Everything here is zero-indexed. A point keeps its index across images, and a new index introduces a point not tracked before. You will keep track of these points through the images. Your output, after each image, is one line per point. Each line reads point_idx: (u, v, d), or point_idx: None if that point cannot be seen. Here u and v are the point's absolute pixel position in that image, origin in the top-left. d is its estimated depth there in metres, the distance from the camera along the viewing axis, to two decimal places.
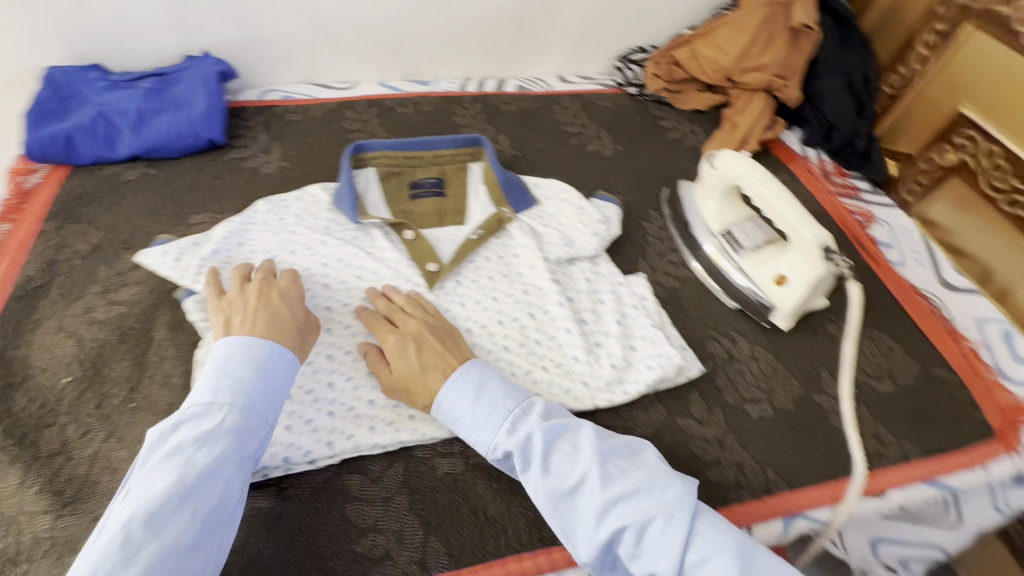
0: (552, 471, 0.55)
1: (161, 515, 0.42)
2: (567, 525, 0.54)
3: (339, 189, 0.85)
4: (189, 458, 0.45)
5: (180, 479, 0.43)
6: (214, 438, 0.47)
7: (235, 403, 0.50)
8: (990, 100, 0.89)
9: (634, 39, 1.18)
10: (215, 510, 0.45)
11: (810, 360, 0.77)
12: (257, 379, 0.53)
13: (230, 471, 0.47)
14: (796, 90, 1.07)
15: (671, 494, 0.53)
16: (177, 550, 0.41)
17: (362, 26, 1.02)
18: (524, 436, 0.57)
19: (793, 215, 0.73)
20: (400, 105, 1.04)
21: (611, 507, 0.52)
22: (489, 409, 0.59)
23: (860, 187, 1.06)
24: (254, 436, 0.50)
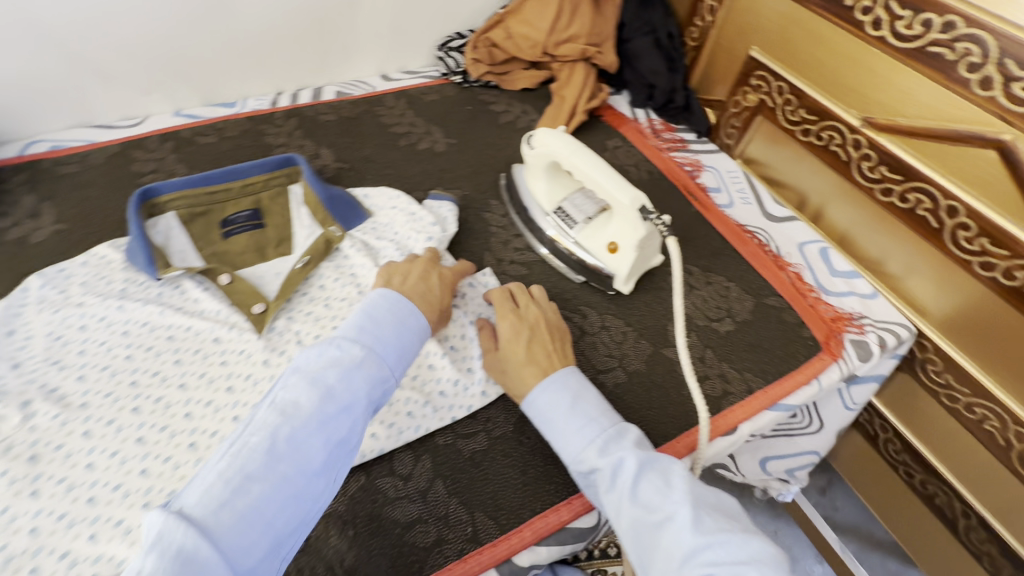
0: (641, 500, 0.52)
1: (307, 433, 0.45)
2: (645, 556, 0.51)
3: (130, 244, 0.75)
4: (331, 391, 0.48)
5: (321, 407, 0.47)
6: (351, 375, 0.50)
7: (377, 349, 0.54)
8: (771, 40, 0.95)
9: (450, 25, 1.15)
10: (344, 442, 0.48)
11: (656, 317, 0.79)
12: (393, 334, 0.57)
13: (359, 407, 0.50)
14: (612, 55, 1.10)
15: (763, 553, 0.47)
16: (305, 471, 0.45)
17: (133, 52, 0.89)
18: (617, 458, 0.55)
19: (608, 181, 0.74)
20: (200, 134, 0.93)
21: (699, 550, 0.47)
22: (580, 424, 0.59)
23: (686, 139, 1.11)
24: (385, 385, 0.53)
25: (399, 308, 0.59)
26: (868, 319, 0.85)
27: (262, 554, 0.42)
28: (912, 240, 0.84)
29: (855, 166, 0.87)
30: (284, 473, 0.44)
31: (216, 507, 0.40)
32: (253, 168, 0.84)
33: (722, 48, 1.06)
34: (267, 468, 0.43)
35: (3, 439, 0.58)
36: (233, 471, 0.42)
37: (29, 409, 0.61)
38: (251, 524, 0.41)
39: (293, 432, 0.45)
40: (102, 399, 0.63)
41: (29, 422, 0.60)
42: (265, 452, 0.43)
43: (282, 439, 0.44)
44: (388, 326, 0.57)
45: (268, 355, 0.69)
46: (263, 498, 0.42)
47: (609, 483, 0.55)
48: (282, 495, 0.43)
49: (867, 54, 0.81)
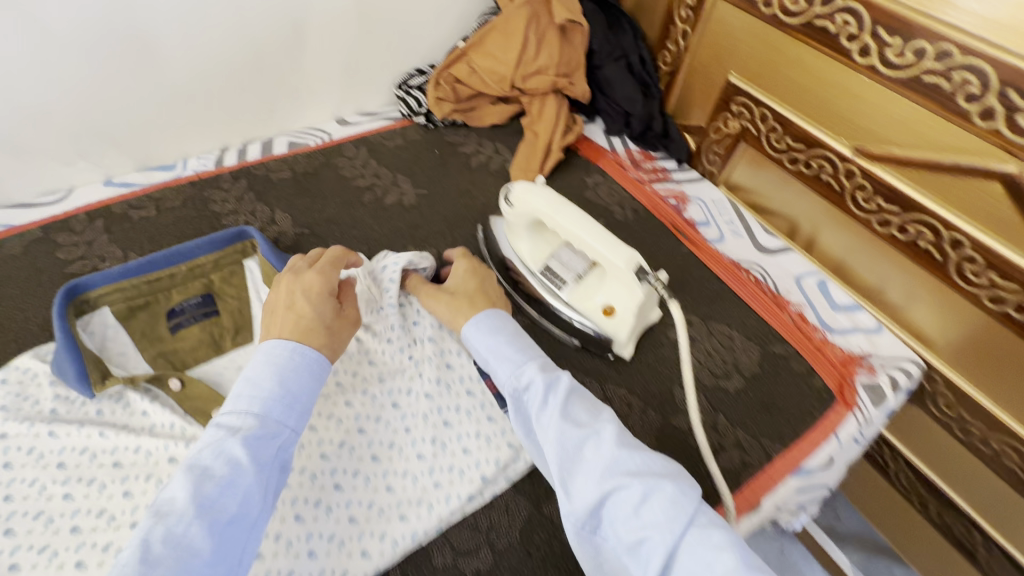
0: (571, 418, 0.55)
1: (184, 529, 0.42)
2: (568, 469, 0.53)
3: (56, 355, 0.64)
4: (207, 474, 0.45)
5: (195, 496, 0.44)
6: (228, 451, 0.47)
7: (263, 409, 0.51)
8: (750, 66, 0.89)
9: (408, 61, 1.06)
10: (233, 520, 0.44)
11: (659, 382, 0.74)
12: (278, 384, 0.53)
13: (247, 479, 0.46)
14: (583, 85, 1.03)
15: (673, 471, 0.51)
16: (191, 566, 0.41)
17: (46, 119, 0.78)
18: (553, 380, 0.58)
19: (598, 242, 0.68)
20: (136, 208, 0.83)
21: (622, 460, 0.51)
22: (518, 351, 0.61)
23: (668, 168, 1.06)
24: (279, 444, 0.50)
25: (278, 353, 0.54)
26: (876, 358, 0.81)
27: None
28: (910, 267, 0.80)
29: (849, 197, 0.83)
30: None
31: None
32: (201, 247, 0.73)
33: (698, 73, 0.99)
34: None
35: None
36: None
37: None
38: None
39: (167, 531, 0.42)
40: (38, 556, 0.53)
41: None
42: (133, 565, 0.39)
43: (156, 543, 0.41)
44: (277, 379, 0.53)
45: None
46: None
47: (541, 402, 0.56)
48: None
49: (858, 86, 0.76)
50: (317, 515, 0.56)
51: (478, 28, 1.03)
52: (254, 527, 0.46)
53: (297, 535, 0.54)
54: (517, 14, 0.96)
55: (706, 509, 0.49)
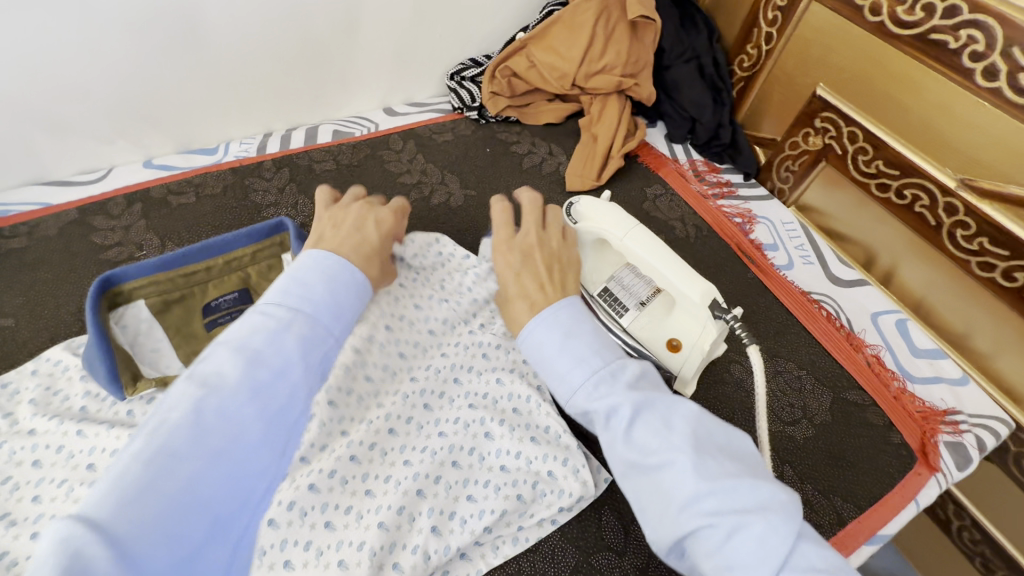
0: (637, 443, 0.46)
1: (237, 406, 0.42)
2: (641, 498, 0.46)
3: (87, 352, 0.60)
4: (258, 360, 0.44)
5: (249, 380, 0.43)
6: (281, 341, 0.46)
7: (312, 311, 0.49)
8: (844, 78, 0.81)
9: (464, 50, 1.00)
10: (282, 411, 0.44)
11: (721, 424, 0.67)
12: (327, 292, 0.51)
13: (297, 375, 0.46)
14: (650, 86, 0.95)
15: (776, 500, 0.41)
16: (242, 443, 0.41)
17: (88, 95, 0.74)
18: (610, 402, 0.48)
19: (671, 271, 0.61)
20: (175, 193, 0.79)
21: (701, 498, 0.41)
22: (571, 361, 0.52)
23: (732, 182, 0.98)
24: (324, 348, 0.49)
25: (331, 265, 0.53)
26: (962, 415, 0.72)
27: (204, 535, 0.38)
28: (1004, 313, 0.71)
29: (946, 233, 0.74)
30: (218, 446, 0.40)
31: (134, 492, 0.36)
32: (242, 237, 0.68)
33: (779, 79, 0.91)
34: (195, 443, 0.39)
35: None
36: (155, 450, 0.38)
37: None
38: (185, 505, 0.37)
39: (220, 406, 0.41)
40: None
41: None
42: (189, 426, 0.39)
43: (208, 412, 0.41)
44: (324, 285, 0.51)
45: None
46: (193, 478, 0.38)
47: (604, 424, 0.49)
48: (221, 469, 0.40)
49: (975, 111, 0.67)
50: (348, 522, 0.54)
51: (541, 19, 0.96)
52: (295, 424, 0.46)
53: (328, 543, 0.52)
54: (586, 6, 0.89)
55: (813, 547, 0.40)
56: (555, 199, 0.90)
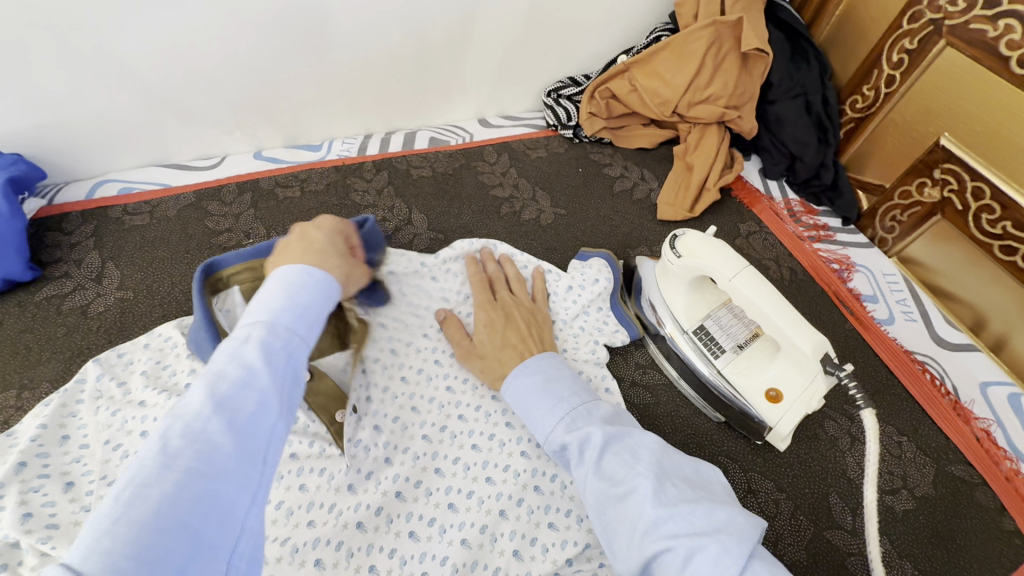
0: (605, 473, 0.48)
1: (203, 424, 0.30)
2: (610, 531, 0.46)
3: (193, 332, 0.62)
4: (219, 373, 0.32)
5: (210, 396, 0.31)
6: (241, 354, 0.34)
7: (273, 314, 0.37)
8: (974, 130, 0.76)
9: (565, 69, 0.99)
10: (255, 423, 0.32)
11: (814, 483, 0.64)
12: (287, 295, 0.38)
13: (270, 381, 0.34)
14: (752, 120, 0.93)
15: (733, 524, 0.43)
16: (212, 467, 0.29)
17: (214, 89, 0.78)
18: (583, 433, 0.51)
19: (783, 320, 0.58)
20: (281, 186, 0.82)
21: (660, 521, 0.43)
22: (551, 401, 0.55)
23: (830, 226, 0.94)
24: (294, 350, 0.36)
25: (297, 277, 0.40)
26: None
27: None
28: None
29: None
30: (186, 471, 0.28)
31: (105, 527, 0.25)
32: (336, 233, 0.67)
33: (894, 126, 0.87)
34: (163, 472, 0.28)
35: None
36: (110, 495, 0.27)
37: None
38: (155, 561, 0.25)
39: (183, 428, 0.30)
40: None
41: None
42: (148, 458, 0.28)
43: (167, 440, 0.29)
44: (288, 287, 0.39)
45: (352, 478, 0.54)
46: (172, 502, 0.27)
47: (578, 457, 0.51)
48: (188, 502, 0.28)
49: None
50: (432, 534, 0.55)
51: (647, 44, 0.94)
52: (278, 439, 0.34)
53: (412, 553, 0.53)
54: (699, 34, 0.86)
55: (766, 566, 0.40)
56: (645, 226, 0.88)
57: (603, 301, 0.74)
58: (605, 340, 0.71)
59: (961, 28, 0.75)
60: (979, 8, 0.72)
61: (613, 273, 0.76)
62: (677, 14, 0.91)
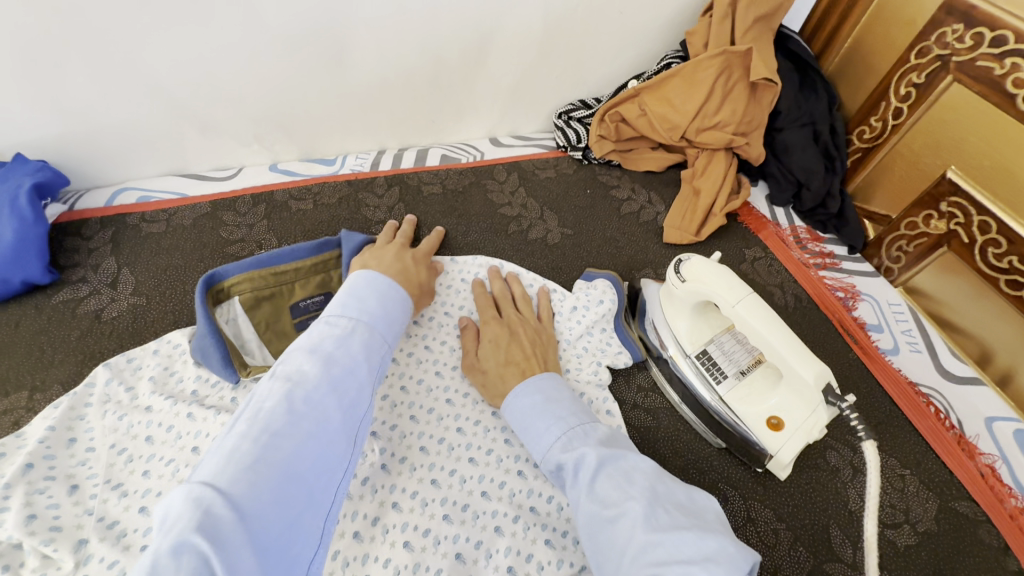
0: (598, 496, 0.48)
1: (319, 393, 0.45)
2: (600, 555, 0.46)
3: (196, 339, 0.63)
4: (332, 359, 0.48)
5: (326, 375, 0.46)
6: (346, 346, 0.50)
7: (371, 321, 0.54)
8: (980, 164, 0.76)
9: (576, 91, 1.01)
10: (351, 404, 0.47)
11: (815, 513, 0.63)
12: (378, 306, 0.56)
13: (363, 373, 0.49)
14: (760, 147, 0.94)
15: (722, 553, 0.42)
16: (326, 429, 0.44)
17: (235, 104, 0.80)
18: (579, 453, 0.52)
19: (786, 348, 0.58)
20: (295, 199, 0.84)
21: (647, 547, 0.43)
22: (551, 419, 0.56)
23: (836, 254, 0.95)
24: (380, 352, 0.53)
25: (392, 293, 0.59)
26: None
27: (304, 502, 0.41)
28: None
29: None
30: (309, 430, 0.43)
31: (249, 462, 0.39)
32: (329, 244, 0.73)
33: (902, 157, 0.87)
34: (291, 427, 0.42)
35: None
36: (258, 433, 0.41)
37: (84, 550, 0.50)
38: (283, 483, 0.39)
39: (306, 395, 0.44)
40: None
41: (81, 571, 0.49)
42: (282, 414, 0.42)
43: (297, 401, 0.43)
44: (378, 301, 0.57)
45: (348, 483, 0.56)
46: (295, 452, 0.41)
47: (573, 477, 0.51)
48: (312, 450, 0.42)
49: None
50: (427, 545, 0.54)
51: (658, 70, 0.96)
52: (361, 416, 0.49)
53: (406, 563, 0.53)
54: (708, 64, 0.87)
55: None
56: (651, 249, 0.89)
57: (607, 322, 0.75)
58: (608, 361, 0.72)
59: (968, 64, 0.76)
60: (985, 45, 0.73)
61: (618, 294, 0.77)
62: (688, 42, 0.92)
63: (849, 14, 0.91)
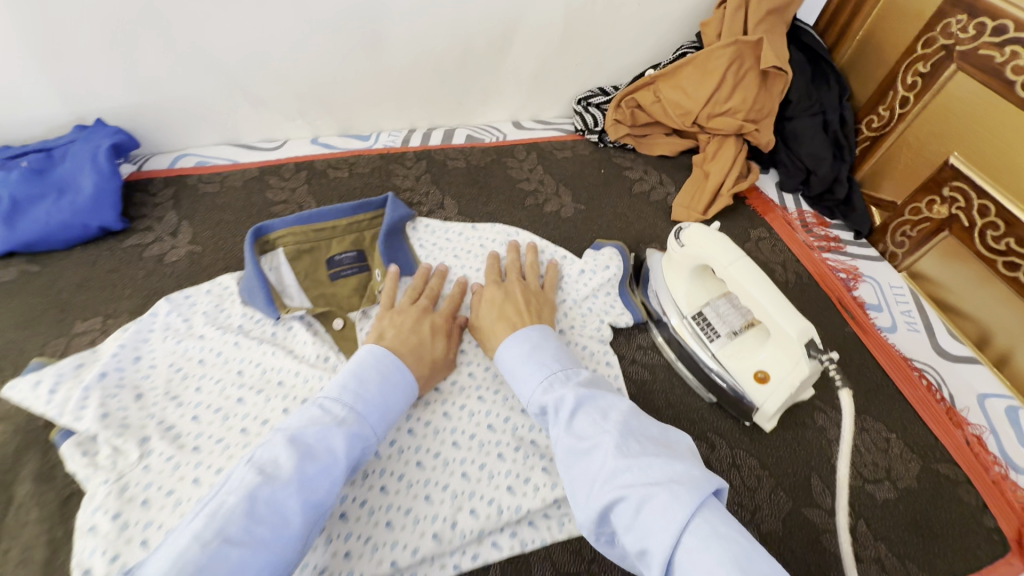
0: (575, 431, 0.53)
1: (284, 494, 0.44)
2: (574, 483, 0.51)
3: (246, 281, 0.73)
4: (309, 454, 0.47)
5: (298, 472, 0.46)
6: (329, 438, 0.49)
7: (361, 409, 0.53)
8: (980, 150, 0.79)
9: (595, 79, 1.07)
10: (319, 504, 0.46)
11: (797, 465, 0.68)
12: (379, 393, 0.56)
13: (340, 473, 0.48)
14: (769, 133, 0.98)
15: (687, 476, 0.46)
16: (281, 536, 0.43)
17: (284, 81, 0.89)
18: (560, 395, 0.56)
19: (772, 305, 0.63)
20: (333, 167, 0.93)
21: (617, 472, 0.47)
22: (537, 368, 0.61)
23: (841, 238, 0.98)
24: (365, 444, 0.52)
25: (391, 375, 0.58)
26: None
27: None
28: None
29: None
30: (261, 537, 0.42)
31: (188, 570, 0.37)
32: (362, 207, 0.81)
33: (907, 145, 0.91)
34: (246, 531, 0.41)
35: (117, 477, 0.57)
36: (211, 533, 0.40)
37: (147, 445, 0.60)
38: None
39: (271, 494, 0.44)
40: (213, 445, 0.61)
41: (144, 460, 0.58)
42: (241, 514, 0.42)
43: (260, 501, 0.43)
44: (379, 393, 0.56)
45: None
46: (240, 564, 0.39)
47: (554, 415, 0.56)
48: (258, 561, 0.40)
49: None
50: (436, 465, 0.62)
51: (674, 60, 1.01)
52: (324, 519, 0.47)
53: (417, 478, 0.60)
54: (720, 53, 0.92)
55: (713, 510, 0.44)
56: (659, 226, 0.95)
57: (611, 287, 0.81)
58: (610, 320, 0.77)
59: (971, 53, 0.79)
60: (986, 35, 0.76)
61: (624, 262, 0.82)
62: (703, 33, 0.98)
63: (861, 9, 0.95)
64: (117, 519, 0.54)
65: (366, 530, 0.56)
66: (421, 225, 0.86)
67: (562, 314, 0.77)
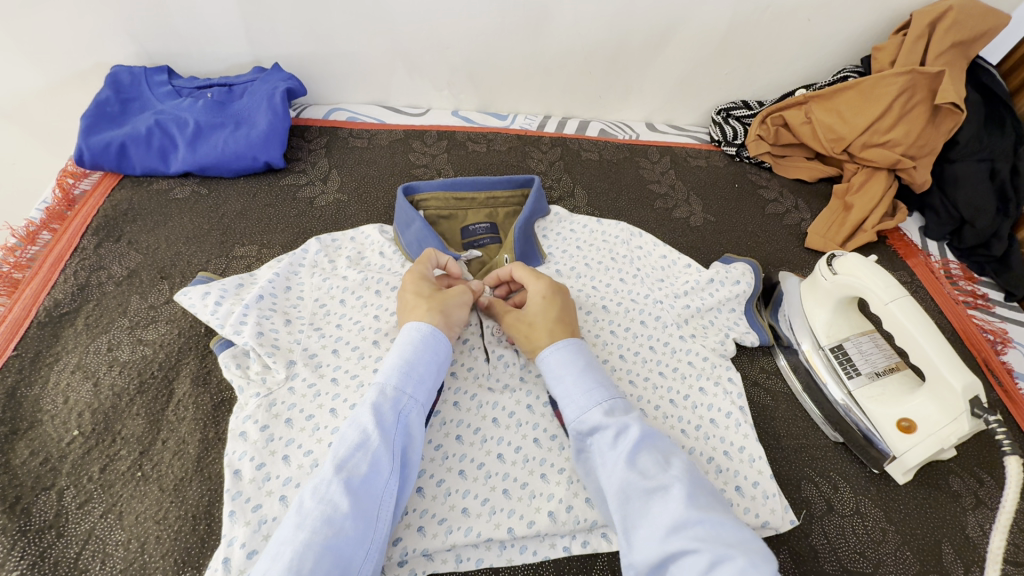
0: (637, 466, 0.48)
1: (327, 486, 0.44)
2: (632, 518, 0.46)
3: (409, 232, 0.74)
4: (342, 440, 0.47)
5: (335, 460, 0.46)
6: (359, 420, 0.48)
7: (385, 379, 0.51)
8: None
9: (741, 91, 1.04)
10: (364, 481, 0.45)
11: (927, 527, 0.62)
12: (397, 357, 0.53)
13: (376, 443, 0.47)
14: (927, 173, 0.90)
15: (759, 545, 0.43)
16: (333, 517, 0.42)
17: (444, 51, 0.92)
18: (623, 422, 0.51)
19: (935, 352, 0.59)
20: (472, 141, 0.96)
21: (690, 521, 0.43)
22: (592, 385, 0.54)
23: (990, 297, 0.89)
24: (401, 411, 0.50)
25: (405, 337, 0.55)
26: None
27: None
28: None
29: None
30: (313, 526, 0.42)
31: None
32: (498, 183, 0.80)
33: None
34: (295, 526, 0.41)
35: (266, 392, 0.60)
36: (275, 541, 0.41)
37: (292, 368, 0.62)
38: None
39: (315, 491, 0.44)
40: (349, 380, 0.62)
41: (289, 381, 0.61)
42: (292, 515, 0.42)
43: (305, 499, 0.43)
44: (406, 355, 0.53)
45: (493, 382, 0.65)
46: (296, 554, 0.40)
47: (609, 444, 0.50)
48: (313, 548, 0.40)
49: None
50: (552, 446, 0.61)
51: (833, 81, 0.96)
52: (387, 486, 0.46)
53: (534, 455, 0.60)
54: (890, 81, 0.86)
55: None
56: (788, 251, 0.91)
57: (738, 304, 0.79)
58: (736, 335, 0.75)
59: None
60: None
61: (756, 279, 0.80)
62: (873, 58, 0.92)
63: None
64: (264, 431, 0.57)
65: (484, 492, 0.57)
66: (552, 214, 0.86)
67: (684, 320, 0.75)
